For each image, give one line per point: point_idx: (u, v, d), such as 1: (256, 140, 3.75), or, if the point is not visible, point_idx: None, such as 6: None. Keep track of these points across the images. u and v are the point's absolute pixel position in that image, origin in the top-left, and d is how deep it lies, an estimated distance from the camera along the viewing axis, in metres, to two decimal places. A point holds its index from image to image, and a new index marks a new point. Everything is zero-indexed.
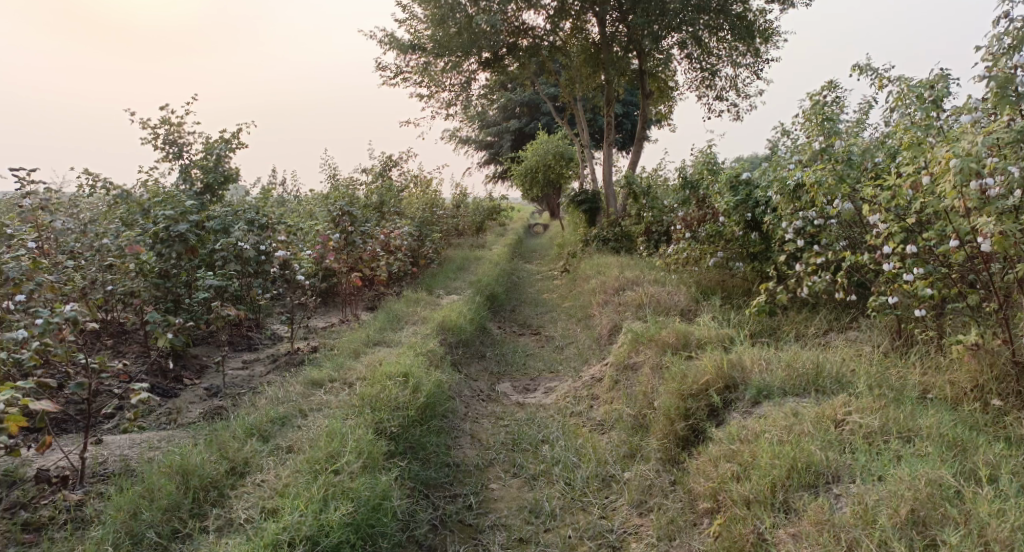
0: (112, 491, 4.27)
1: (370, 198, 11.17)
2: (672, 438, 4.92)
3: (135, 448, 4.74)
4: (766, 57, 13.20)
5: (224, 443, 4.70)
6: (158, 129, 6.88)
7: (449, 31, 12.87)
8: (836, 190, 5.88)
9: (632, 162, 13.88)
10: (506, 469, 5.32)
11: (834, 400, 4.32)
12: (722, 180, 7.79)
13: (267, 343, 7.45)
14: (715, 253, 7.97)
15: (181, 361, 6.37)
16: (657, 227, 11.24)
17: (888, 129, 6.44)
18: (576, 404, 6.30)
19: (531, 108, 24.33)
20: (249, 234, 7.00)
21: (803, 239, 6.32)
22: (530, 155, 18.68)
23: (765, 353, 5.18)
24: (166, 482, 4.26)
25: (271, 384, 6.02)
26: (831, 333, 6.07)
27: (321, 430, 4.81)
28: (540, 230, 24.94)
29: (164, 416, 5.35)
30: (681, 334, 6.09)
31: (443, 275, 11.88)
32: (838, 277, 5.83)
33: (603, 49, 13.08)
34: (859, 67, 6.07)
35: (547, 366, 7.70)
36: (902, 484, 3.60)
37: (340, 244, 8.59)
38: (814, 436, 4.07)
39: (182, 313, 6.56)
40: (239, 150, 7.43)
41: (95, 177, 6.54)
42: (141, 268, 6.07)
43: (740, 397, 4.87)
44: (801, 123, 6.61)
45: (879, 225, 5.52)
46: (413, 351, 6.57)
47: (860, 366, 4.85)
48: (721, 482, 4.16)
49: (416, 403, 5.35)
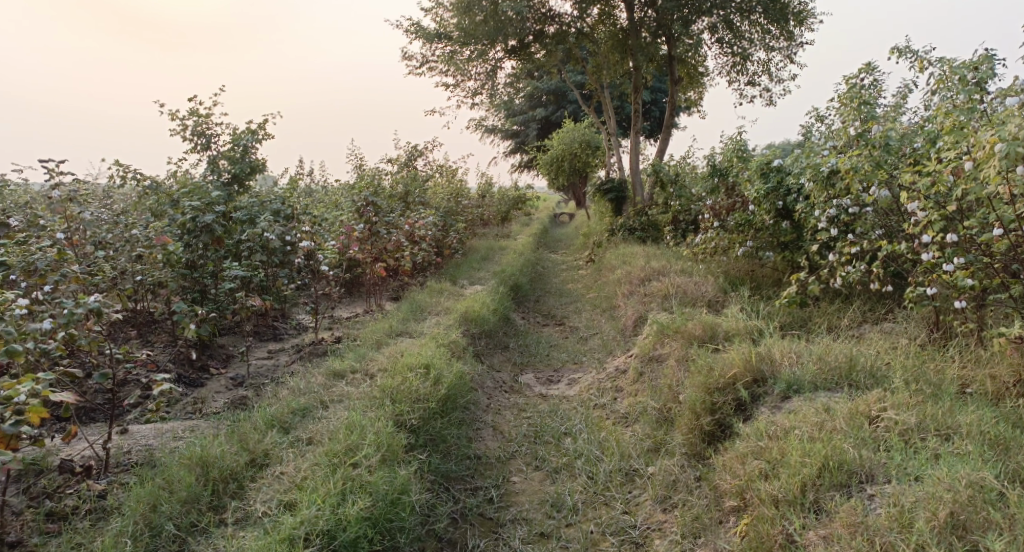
0: (133, 482, 4.25)
1: (395, 188, 11.14)
2: (697, 433, 4.80)
3: (159, 438, 4.72)
4: (799, 41, 12.93)
5: (245, 435, 4.67)
6: (186, 120, 6.85)
7: (476, 19, 12.75)
8: (872, 178, 5.71)
9: (660, 150, 13.71)
10: (528, 462, 5.24)
11: (868, 394, 4.18)
12: (753, 167, 7.64)
13: (291, 333, 7.44)
14: (744, 242, 7.82)
15: (207, 351, 6.36)
16: (684, 216, 11.08)
17: (929, 112, 6.26)
18: (600, 396, 6.21)
19: (558, 96, 24.16)
20: (275, 224, 6.97)
21: (835, 228, 6.16)
22: (556, 144, 18.56)
23: (795, 346, 5.04)
24: (186, 474, 4.23)
25: (293, 375, 5.99)
26: (864, 325, 5.90)
27: (341, 422, 4.76)
28: (566, 220, 24.80)
29: (189, 406, 5.33)
30: (709, 326, 5.95)
31: (468, 265, 11.83)
32: (872, 268, 5.66)
33: (631, 34, 12.81)
34: (897, 50, 5.93)
35: (571, 357, 7.61)
36: (941, 486, 3.46)
37: (364, 235, 8.51)
38: (846, 433, 3.93)
39: (208, 303, 6.54)
40: (265, 141, 7.38)
41: (124, 167, 6.53)
42: (169, 258, 6.04)
43: (769, 391, 4.74)
44: (838, 108, 6.49)
45: (916, 213, 5.35)
46: (437, 342, 6.50)
47: (894, 360, 4.69)
48: (749, 479, 4.03)
49: (437, 395, 5.28)
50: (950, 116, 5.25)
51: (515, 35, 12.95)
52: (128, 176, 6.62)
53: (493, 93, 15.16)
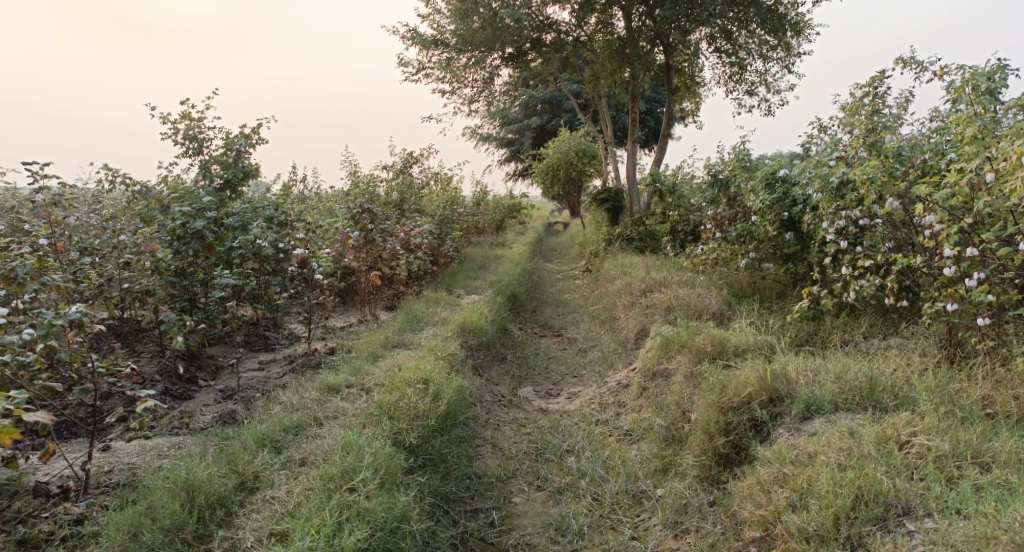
0: (115, 506, 4.01)
1: (390, 196, 10.93)
2: (711, 455, 4.59)
3: (143, 456, 4.49)
4: (797, 51, 12.80)
5: (234, 456, 4.43)
6: (177, 124, 6.62)
7: (473, 27, 12.57)
8: (888, 189, 5.49)
9: (656, 160, 13.56)
10: (530, 482, 5.01)
11: (894, 417, 3.98)
12: (758, 177, 7.40)
13: (283, 342, 7.20)
14: (746, 254, 7.61)
15: (195, 362, 6.12)
16: (683, 226, 10.92)
17: (938, 122, 6.08)
18: (601, 411, 5.99)
19: (554, 105, 24.05)
20: (267, 232, 6.73)
21: (846, 240, 5.95)
22: (551, 153, 18.36)
23: (811, 364, 4.83)
24: (171, 499, 4.00)
25: (285, 388, 5.76)
26: (875, 340, 5.71)
27: (336, 441, 4.53)
28: (560, 228, 24.66)
29: (175, 420, 5.09)
30: (717, 341, 5.72)
31: (464, 274, 11.61)
32: (888, 282, 5.45)
33: (630, 43, 12.63)
34: (902, 61, 5.76)
35: (570, 370, 7.39)
36: (987, 523, 3.26)
37: (359, 242, 8.29)
38: (877, 461, 3.73)
39: (197, 312, 6.24)
40: (259, 146, 7.15)
41: (113, 172, 6.30)
42: (157, 265, 5.80)
43: (786, 412, 4.52)
44: (846, 119, 6.29)
45: (934, 226, 5.16)
46: (434, 354, 6.27)
47: (916, 380, 4.49)
48: (774, 510, 3.81)
49: (437, 412, 5.06)
50: (967, 125, 5.04)
51: (512, 42, 12.78)
52: (116, 181, 6.39)
53: (489, 101, 14.97)
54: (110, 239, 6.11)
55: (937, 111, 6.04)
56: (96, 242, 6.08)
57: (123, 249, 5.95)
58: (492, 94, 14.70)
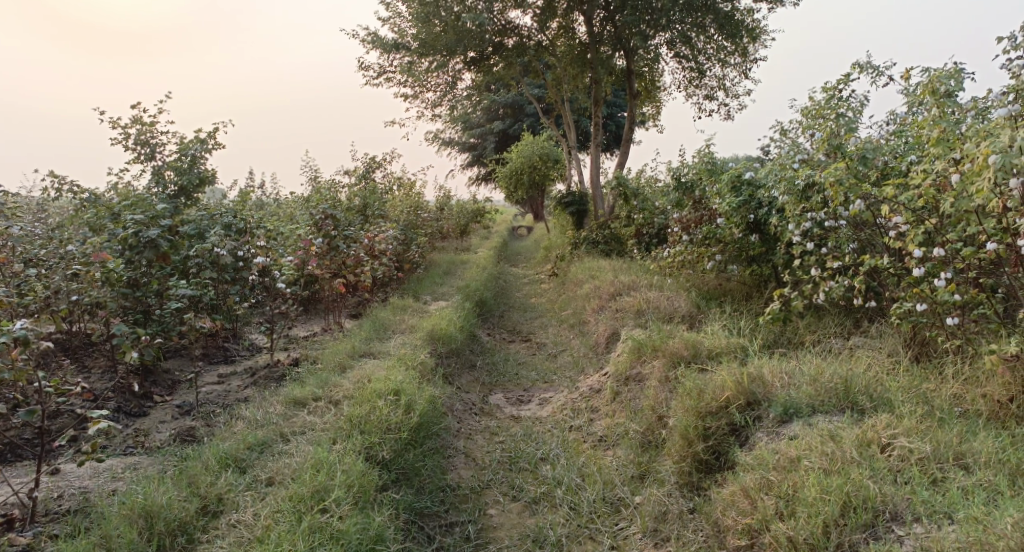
0: (66, 534, 3.83)
1: (352, 202, 10.76)
2: (689, 461, 4.55)
3: (96, 479, 4.32)
4: (754, 57, 12.91)
5: (195, 477, 4.25)
6: (128, 129, 6.41)
7: (434, 31, 12.46)
8: (856, 190, 5.34)
9: (619, 164, 13.58)
10: (504, 492, 4.91)
11: (874, 419, 3.98)
12: (723, 179, 7.26)
13: (244, 354, 7.00)
14: (712, 256, 7.60)
15: (151, 377, 5.91)
16: (648, 229, 10.93)
17: (895, 125, 6.11)
18: (574, 417, 5.92)
19: (515, 109, 24.00)
20: (226, 239, 6.64)
21: (811, 242, 5.89)
22: (514, 157, 18.25)
23: (786, 366, 4.81)
24: (129, 527, 3.82)
25: (248, 403, 5.59)
26: (840, 340, 5.71)
27: (305, 459, 4.39)
28: (524, 232, 24.65)
29: (130, 439, 4.91)
30: (690, 344, 5.68)
31: (430, 280, 11.47)
32: (856, 283, 5.40)
33: (591, 47, 12.62)
34: (859, 66, 5.78)
35: (541, 375, 7.31)
36: (976, 527, 3.24)
37: (323, 250, 8.14)
38: (861, 465, 3.71)
39: (152, 325, 6.01)
40: (215, 151, 6.96)
41: (60, 179, 6.07)
42: (108, 276, 5.54)
43: (764, 415, 4.49)
44: (809, 122, 6.29)
45: (900, 227, 5.15)
46: (403, 364, 6.15)
47: (890, 381, 4.49)
48: (761, 519, 3.76)
49: (409, 424, 4.94)
50: (931, 128, 5.02)
51: (474, 47, 12.69)
52: (64, 189, 6.16)
53: (451, 105, 14.87)
54: (58, 251, 5.88)
55: (895, 114, 6.07)
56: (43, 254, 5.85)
57: (72, 260, 5.73)
58: (454, 98, 14.59)
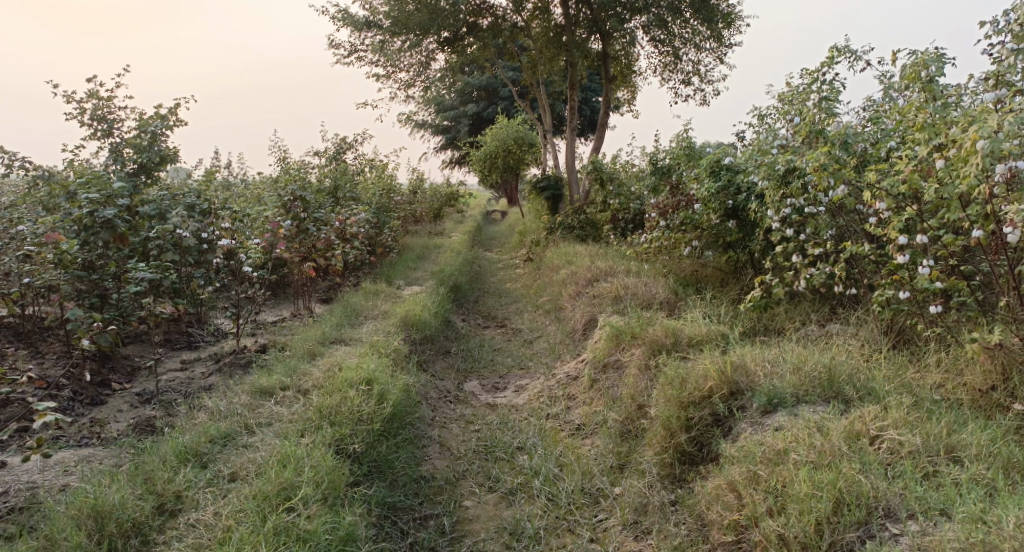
0: (9, 535, 3.65)
1: (323, 184, 10.52)
2: (672, 453, 4.44)
3: (47, 474, 4.14)
4: (730, 42, 12.73)
5: (151, 473, 4.07)
6: (84, 103, 6.14)
7: (406, 9, 12.20)
8: (839, 175, 5.12)
9: (595, 148, 13.43)
10: (480, 483, 4.78)
11: (862, 410, 3.91)
12: (702, 164, 7.08)
13: (210, 340, 6.79)
14: (688, 242, 7.47)
15: (108, 363, 5.69)
16: (624, 214, 10.81)
17: (870, 111, 5.92)
18: (550, 405, 5.80)
19: (489, 92, 23.74)
20: (189, 221, 6.43)
21: (791, 229, 5.74)
22: (488, 140, 17.96)
23: (769, 354, 4.71)
24: (76, 530, 3.64)
25: (212, 391, 5.39)
26: (816, 326, 5.60)
27: (272, 453, 4.23)
28: (498, 217, 24.50)
29: (85, 428, 4.72)
30: (670, 332, 5.56)
31: (403, 264, 11.27)
32: (838, 270, 5.24)
33: (566, 30, 12.39)
34: (837, 50, 5.63)
35: (516, 362, 7.17)
36: (975, 527, 3.16)
37: (293, 233, 7.91)
38: (852, 458, 3.64)
39: (110, 310, 5.77)
40: (177, 128, 6.70)
41: (11, 156, 5.79)
42: (61, 257, 5.44)
43: (747, 405, 4.40)
44: (787, 105, 6.15)
45: (880, 214, 5.00)
46: (375, 351, 5.97)
47: (874, 370, 4.41)
48: (750, 515, 3.68)
49: (381, 415, 4.78)
50: (920, 112, 4.78)
51: (448, 26, 12.44)
52: (14, 166, 5.88)
53: (424, 87, 14.60)
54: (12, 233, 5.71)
55: (871, 100, 5.89)
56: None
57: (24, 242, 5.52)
58: (426, 79, 14.33)
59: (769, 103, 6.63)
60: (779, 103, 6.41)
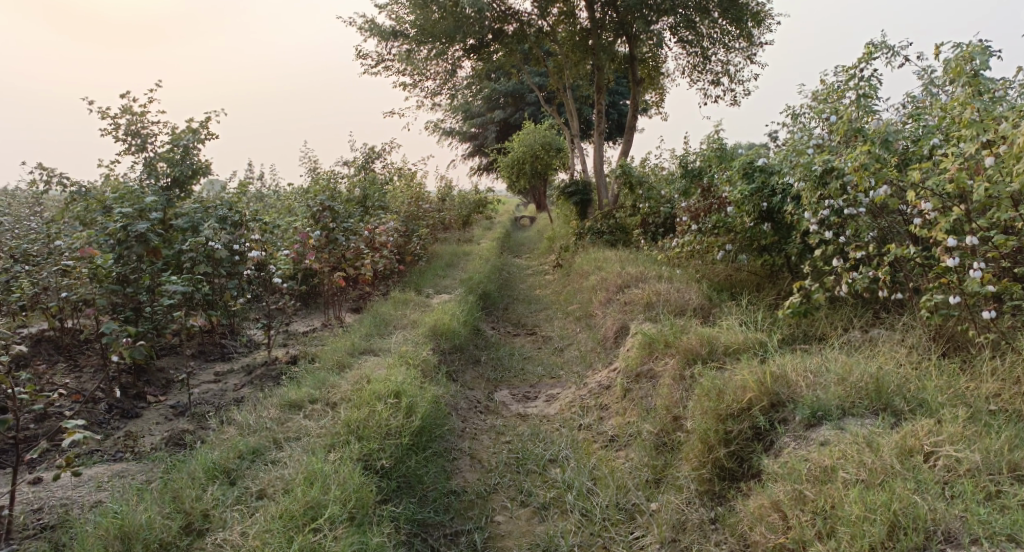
0: None
1: (352, 193, 10.49)
2: (710, 467, 4.29)
3: (81, 489, 4.10)
4: (760, 41, 12.47)
5: (179, 491, 3.99)
6: (118, 118, 6.12)
7: (432, 17, 12.12)
8: (882, 175, 4.92)
9: (623, 151, 13.25)
10: (512, 497, 4.65)
11: (915, 424, 3.74)
12: (735, 166, 6.89)
13: (242, 351, 6.75)
14: (721, 246, 7.28)
15: (144, 377, 5.66)
16: (654, 218, 10.60)
17: (909, 108, 5.69)
18: (582, 415, 5.65)
19: (516, 98, 23.72)
20: (220, 233, 6.40)
21: (829, 231, 5.53)
22: (516, 146, 17.85)
23: (811, 363, 4.51)
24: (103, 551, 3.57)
25: (243, 404, 5.32)
26: (859, 332, 5.38)
27: (298, 469, 4.14)
28: (527, 223, 24.38)
29: (119, 442, 4.66)
30: (706, 340, 5.39)
31: (432, 272, 11.19)
32: (882, 274, 5.03)
33: (593, 34, 12.25)
34: (874, 46, 5.43)
35: (547, 371, 7.03)
36: None
37: (321, 243, 7.86)
38: (906, 477, 3.49)
39: (144, 323, 5.72)
40: (209, 141, 6.66)
41: (49, 172, 5.82)
42: (95, 272, 5.42)
43: (790, 418, 4.22)
44: (821, 103, 5.95)
45: (926, 214, 4.79)
46: (404, 362, 5.87)
47: (924, 379, 4.20)
48: (798, 538, 3.54)
49: (410, 428, 4.67)
50: (965, 108, 4.55)
51: (474, 33, 12.39)
52: (53, 182, 5.91)
53: (451, 94, 14.53)
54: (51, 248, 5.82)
55: (911, 96, 5.66)
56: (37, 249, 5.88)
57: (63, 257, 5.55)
58: (454, 86, 14.26)
59: (803, 101, 6.42)
60: (813, 102, 6.21)
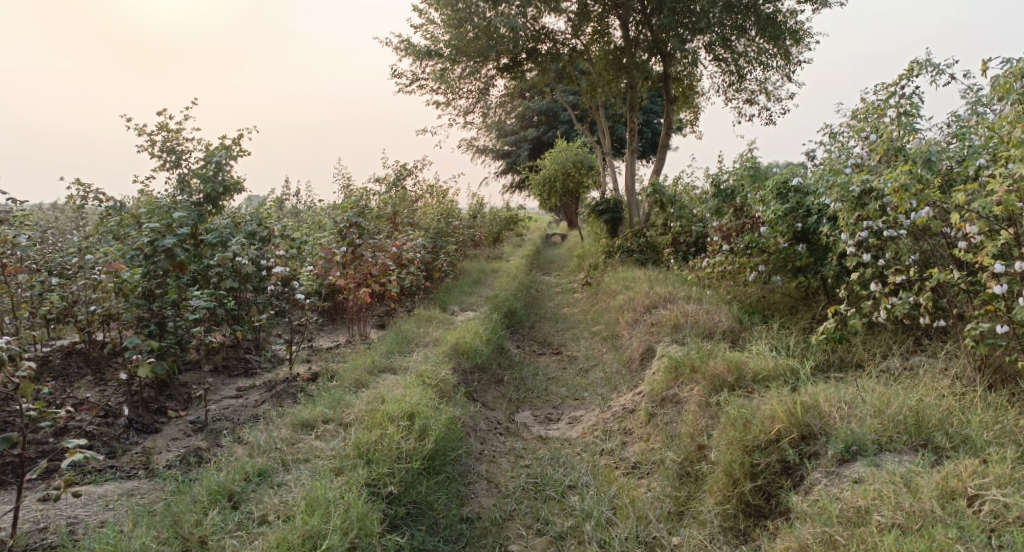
0: None
1: (382, 209, 10.42)
2: (736, 502, 4.09)
3: (89, 508, 3.98)
4: (797, 59, 12.21)
5: (179, 515, 3.87)
6: (154, 135, 6.06)
7: (467, 36, 11.98)
8: (923, 197, 4.68)
9: (655, 170, 13.04)
10: (528, 526, 4.46)
11: (958, 463, 3.52)
12: (769, 185, 6.65)
13: (265, 366, 6.63)
14: (754, 267, 7.02)
15: (166, 390, 5.57)
16: (685, 237, 10.32)
17: (954, 127, 5.42)
18: (605, 440, 5.42)
19: (550, 116, 23.71)
20: (247, 248, 6.32)
21: (867, 254, 5.27)
22: (548, 164, 17.73)
23: (846, 393, 4.27)
24: None
25: (259, 422, 5.19)
26: (898, 359, 5.11)
27: (301, 494, 4.01)
28: (558, 241, 24.19)
29: (134, 459, 4.56)
30: (734, 366, 5.15)
31: (460, 289, 11.06)
32: (922, 300, 4.76)
33: (627, 52, 12.08)
34: (917, 63, 5.17)
35: (571, 392, 6.82)
36: None
37: (347, 258, 7.74)
38: (948, 524, 3.29)
39: (167, 337, 5.52)
40: (242, 158, 6.48)
41: (85, 187, 5.77)
42: (121, 287, 5.37)
43: (822, 452, 3.99)
44: (859, 124, 5.69)
45: (971, 238, 4.53)
46: (423, 383, 5.70)
47: (969, 414, 3.93)
48: None
49: (422, 452, 4.50)
50: (1014, 126, 4.29)
51: (507, 51, 12.16)
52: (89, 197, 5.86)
53: (485, 112, 14.46)
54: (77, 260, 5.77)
55: (955, 115, 5.39)
56: (66, 262, 5.85)
57: (90, 270, 5.56)
58: (488, 105, 14.17)
59: (842, 119, 6.16)
60: (852, 121, 5.96)
